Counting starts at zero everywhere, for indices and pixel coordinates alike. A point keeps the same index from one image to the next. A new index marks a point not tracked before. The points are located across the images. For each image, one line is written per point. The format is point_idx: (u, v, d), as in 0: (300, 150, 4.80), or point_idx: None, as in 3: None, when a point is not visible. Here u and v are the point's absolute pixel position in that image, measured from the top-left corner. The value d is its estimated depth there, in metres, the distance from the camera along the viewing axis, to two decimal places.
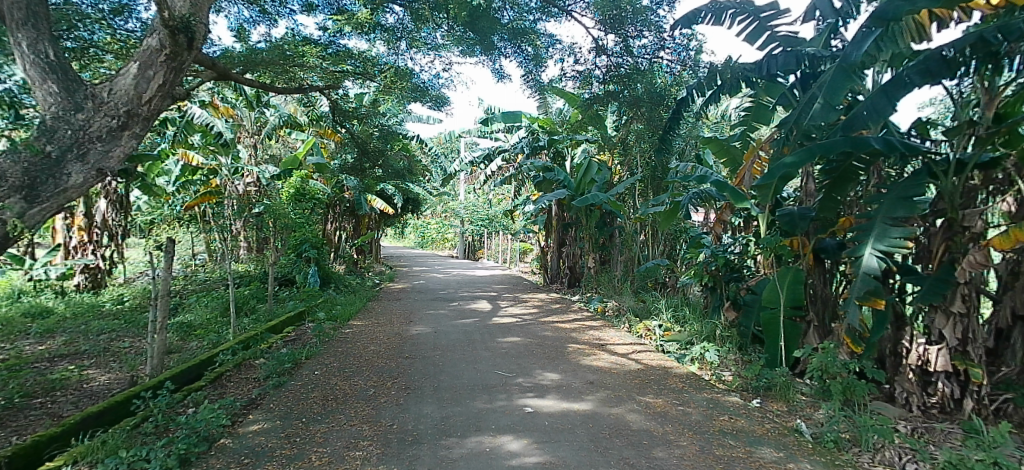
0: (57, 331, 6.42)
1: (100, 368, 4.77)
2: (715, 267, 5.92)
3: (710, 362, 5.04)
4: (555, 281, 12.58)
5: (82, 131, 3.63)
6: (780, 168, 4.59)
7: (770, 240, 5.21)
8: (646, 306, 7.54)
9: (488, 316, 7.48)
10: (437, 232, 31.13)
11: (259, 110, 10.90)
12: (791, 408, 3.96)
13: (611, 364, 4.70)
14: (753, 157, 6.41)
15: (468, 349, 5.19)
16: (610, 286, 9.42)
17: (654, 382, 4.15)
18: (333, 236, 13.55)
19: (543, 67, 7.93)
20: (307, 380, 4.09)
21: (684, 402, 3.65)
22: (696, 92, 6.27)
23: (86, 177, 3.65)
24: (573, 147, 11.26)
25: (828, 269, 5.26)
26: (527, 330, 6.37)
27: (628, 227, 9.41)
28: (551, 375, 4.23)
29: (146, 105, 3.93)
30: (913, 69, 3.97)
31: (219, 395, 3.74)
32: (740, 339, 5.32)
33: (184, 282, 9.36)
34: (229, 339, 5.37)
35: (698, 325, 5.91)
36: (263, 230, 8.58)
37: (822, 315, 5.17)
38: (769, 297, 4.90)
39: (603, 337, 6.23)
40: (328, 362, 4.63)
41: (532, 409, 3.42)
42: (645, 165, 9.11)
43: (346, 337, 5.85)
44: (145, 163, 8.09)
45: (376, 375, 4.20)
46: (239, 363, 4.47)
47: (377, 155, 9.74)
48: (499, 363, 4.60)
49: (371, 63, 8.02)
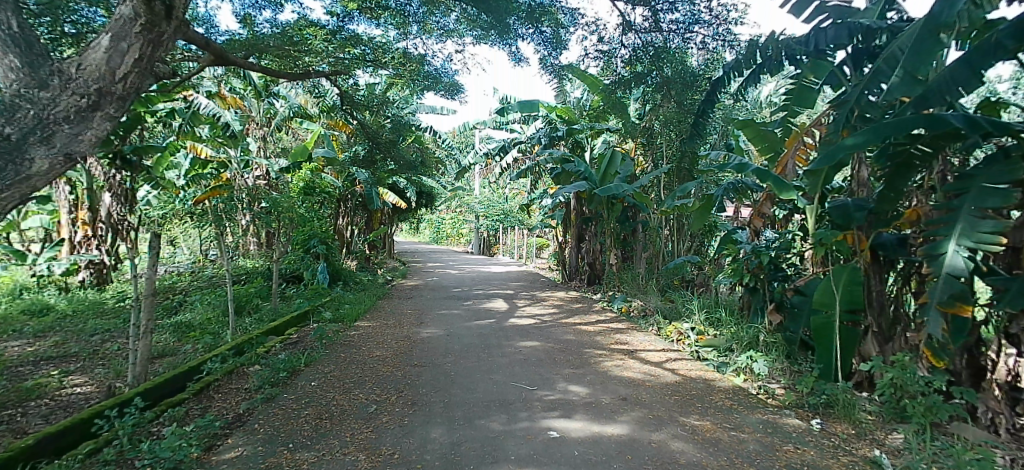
0: (53, 330, 6.09)
1: (83, 374, 4.39)
2: (757, 265, 5.32)
3: (757, 374, 4.41)
4: (574, 278, 12.04)
5: (46, 111, 3.19)
6: (839, 151, 4.05)
7: (824, 233, 4.62)
8: (675, 307, 6.96)
9: (505, 317, 6.99)
10: (453, 228, 30.92)
11: (268, 101, 10.57)
12: (859, 431, 3.39)
13: (644, 375, 4.18)
14: (798, 142, 5.73)
15: (483, 355, 4.70)
16: (633, 285, 8.87)
17: (697, 398, 3.61)
18: (345, 231, 13.18)
19: (564, 49, 7.40)
20: (302, 393, 3.63)
21: (737, 426, 3.11)
22: (733, 72, 5.70)
23: (53, 164, 3.23)
24: (594, 137, 10.71)
25: (886, 267, 4.67)
26: (546, 333, 5.87)
27: (653, 221, 8.83)
28: (577, 389, 3.72)
29: (120, 84, 3.46)
30: (1006, 31, 3.34)
31: (202, 410, 3.34)
32: (788, 347, 4.73)
33: (191, 279, 9.01)
34: (226, 341, 4.98)
35: (738, 330, 5.29)
36: (268, 225, 8.18)
37: (881, 320, 4.55)
38: (822, 299, 4.43)
39: (630, 342, 5.69)
40: (327, 371, 4.17)
41: (558, 433, 2.91)
42: (672, 157, 8.55)
43: (351, 340, 5.39)
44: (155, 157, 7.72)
45: (380, 387, 3.74)
46: (229, 371, 4.03)
47: (389, 147, 9.32)
48: (518, 373, 4.10)
49: (382, 51, 7.56)
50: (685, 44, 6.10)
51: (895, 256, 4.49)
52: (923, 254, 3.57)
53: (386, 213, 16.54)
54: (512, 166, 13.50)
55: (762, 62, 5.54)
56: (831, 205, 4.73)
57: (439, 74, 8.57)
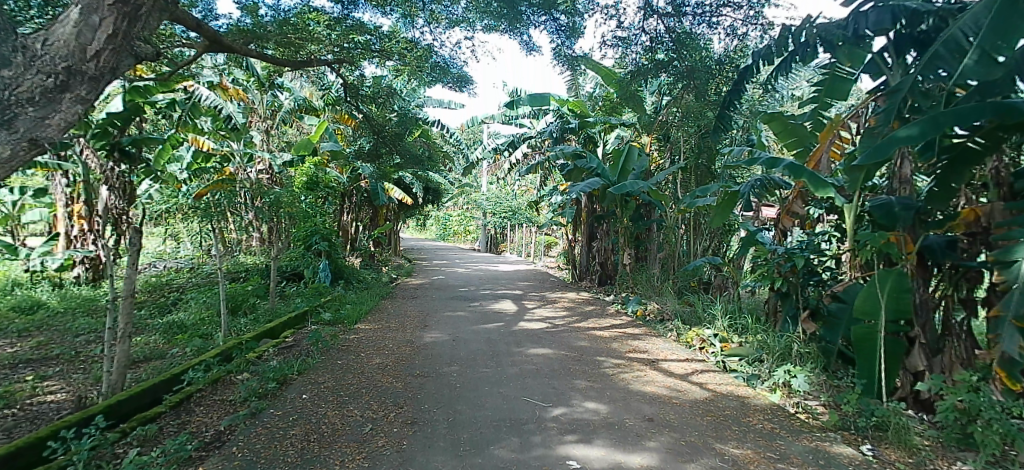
0: (41, 329, 5.81)
1: (61, 380, 4.07)
2: (789, 269, 4.87)
3: (795, 390, 3.97)
4: (585, 278, 11.66)
5: (7, 91, 2.83)
6: (890, 144, 3.58)
7: (867, 235, 4.17)
8: (694, 311, 6.56)
9: (514, 320, 6.61)
10: (460, 225, 30.65)
11: (272, 93, 10.22)
12: (919, 460, 2.97)
13: (668, 390, 3.80)
14: (833, 137, 5.29)
15: (492, 364, 4.34)
16: (647, 286, 8.46)
17: (731, 420, 3.22)
18: (349, 227, 12.88)
19: (579, 37, 7.01)
20: (290, 408, 3.27)
21: (784, 457, 2.73)
22: (763, 60, 5.28)
23: (15, 150, 2.85)
24: (606, 132, 10.32)
25: (932, 272, 4.25)
26: (558, 339, 5.48)
27: (669, 220, 8.40)
28: (595, 406, 3.35)
29: (93, 61, 3.11)
30: None
31: (179, 426, 3.01)
32: (825, 359, 4.30)
33: (188, 276, 8.72)
34: (217, 345, 4.66)
35: (767, 338, 4.87)
36: (268, 221, 7.86)
37: (928, 330, 4.10)
38: (864, 307, 4.00)
39: (650, 350, 5.30)
40: (321, 381, 3.82)
41: (578, 464, 2.54)
42: (690, 153, 8.15)
43: (350, 344, 5.04)
44: (154, 149, 7.03)
45: (377, 402, 3.39)
46: (214, 380, 3.68)
47: (395, 140, 8.94)
48: (530, 386, 3.73)
49: (390, 41, 7.19)
50: (711, 30, 5.68)
51: (943, 260, 4.07)
52: (994, 260, 3.15)
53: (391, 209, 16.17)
54: (521, 162, 13.08)
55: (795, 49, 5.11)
56: (872, 204, 4.33)
57: (447, 65, 8.17)
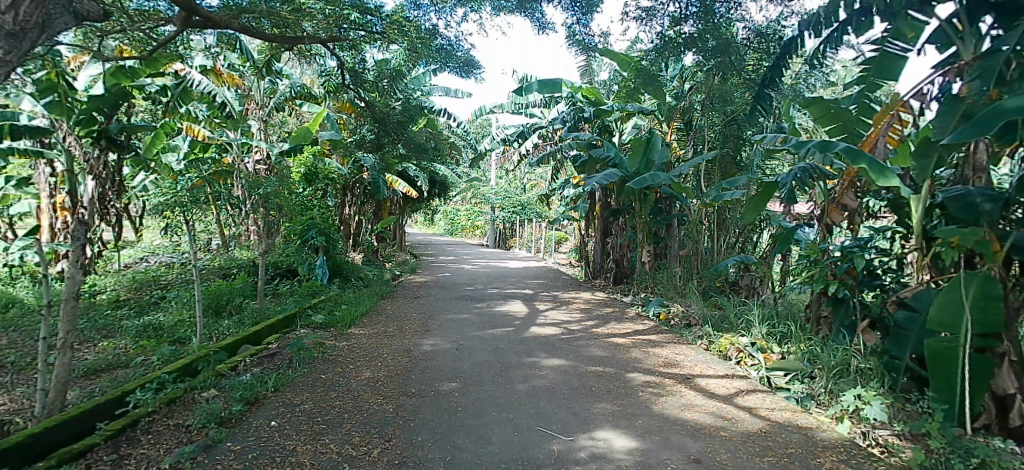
0: (6, 330, 5.30)
1: (3, 395, 3.52)
2: (845, 271, 4.23)
3: (864, 417, 3.32)
4: (599, 276, 10.99)
5: None
6: (994, 116, 2.90)
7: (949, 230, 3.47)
8: (725, 315, 5.92)
9: (525, 324, 5.99)
10: (468, 221, 30.04)
11: (269, 78, 9.52)
12: None
13: (712, 417, 3.19)
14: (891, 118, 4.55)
15: (500, 380, 3.75)
16: (669, 286, 7.80)
17: (797, 464, 2.61)
18: (350, 222, 12.29)
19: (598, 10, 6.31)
20: (253, 440, 2.69)
21: None
22: (810, 31, 4.59)
23: None
24: (623, 120, 9.62)
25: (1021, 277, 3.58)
26: (574, 348, 4.87)
27: (692, 215, 7.71)
28: (625, 440, 2.75)
29: (9, 14, 2.31)
30: None
31: (112, 463, 2.45)
32: (892, 378, 3.66)
33: (177, 272, 8.22)
34: (188, 353, 4.10)
35: (819, 350, 4.23)
36: (261, 215, 7.29)
37: (1020, 345, 3.44)
38: (942, 317, 3.34)
39: (680, 362, 4.67)
40: (297, 403, 3.23)
41: None
42: (718, 143, 7.46)
43: (340, 353, 4.47)
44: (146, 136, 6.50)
45: (360, 432, 2.80)
46: (169, 400, 3.10)
47: (399, 130, 8.29)
48: (545, 410, 3.15)
49: (396, 24, 6.51)
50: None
51: None
52: None
53: (396, 202, 15.59)
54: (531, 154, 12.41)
55: (848, 18, 4.44)
56: (946, 194, 3.67)
57: (452, 47, 7.49)
